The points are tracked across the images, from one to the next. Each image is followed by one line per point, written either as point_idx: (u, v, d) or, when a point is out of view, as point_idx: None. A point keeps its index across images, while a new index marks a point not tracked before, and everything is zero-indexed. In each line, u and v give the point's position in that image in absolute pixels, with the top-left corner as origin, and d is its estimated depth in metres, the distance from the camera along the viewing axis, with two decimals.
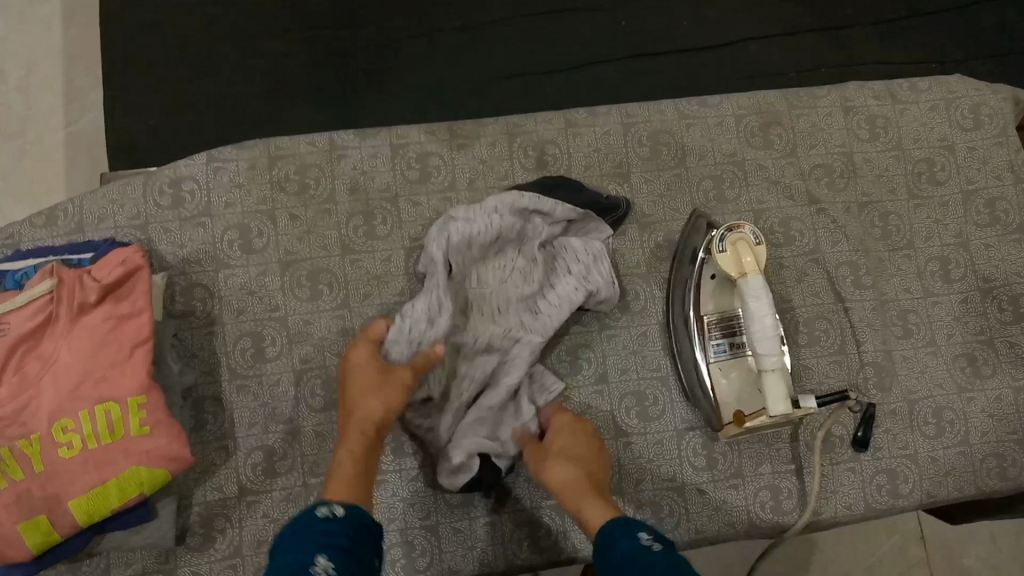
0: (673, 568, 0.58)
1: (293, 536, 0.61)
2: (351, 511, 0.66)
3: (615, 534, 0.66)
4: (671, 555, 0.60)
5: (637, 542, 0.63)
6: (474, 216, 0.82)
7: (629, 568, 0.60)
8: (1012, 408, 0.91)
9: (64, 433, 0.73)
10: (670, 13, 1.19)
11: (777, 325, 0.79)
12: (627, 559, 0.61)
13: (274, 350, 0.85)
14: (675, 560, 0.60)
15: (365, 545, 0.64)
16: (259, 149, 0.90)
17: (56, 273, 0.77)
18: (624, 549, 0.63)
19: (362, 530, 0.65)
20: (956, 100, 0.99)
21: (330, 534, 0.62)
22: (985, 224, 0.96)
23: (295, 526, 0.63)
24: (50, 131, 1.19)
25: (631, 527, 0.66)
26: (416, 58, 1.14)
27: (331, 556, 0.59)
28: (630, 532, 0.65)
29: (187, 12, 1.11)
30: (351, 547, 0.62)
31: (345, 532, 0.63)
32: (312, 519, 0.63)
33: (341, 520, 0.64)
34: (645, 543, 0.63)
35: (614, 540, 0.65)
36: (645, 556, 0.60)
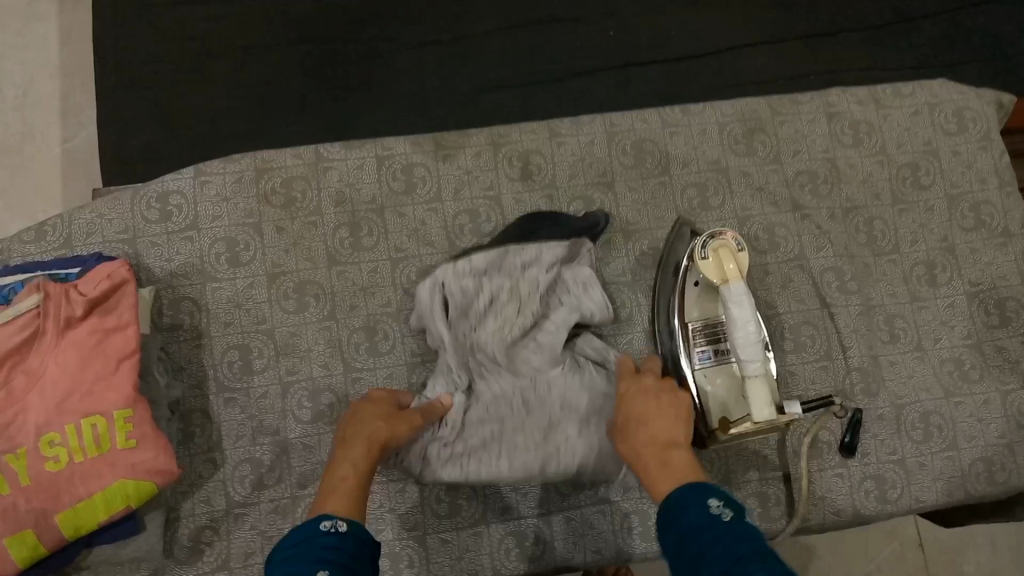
0: (740, 549, 0.54)
1: (293, 550, 0.59)
2: (353, 527, 0.62)
3: (686, 499, 0.62)
4: (739, 529, 0.57)
5: (709, 510, 0.59)
6: (466, 282, 0.83)
7: (698, 541, 0.57)
8: (1000, 412, 0.91)
9: (52, 447, 0.73)
10: (656, 21, 1.19)
11: (760, 330, 0.79)
12: (695, 531, 0.58)
13: (261, 362, 0.86)
14: (745, 537, 0.56)
15: (366, 561, 0.60)
16: (245, 163, 0.91)
17: (42, 288, 0.77)
18: (695, 517, 0.59)
19: (364, 546, 0.61)
20: (939, 105, 0.99)
21: (330, 548, 0.59)
22: (970, 228, 0.96)
23: (295, 540, 0.60)
24: (44, 147, 1.20)
25: (704, 491, 0.62)
26: (404, 69, 1.15)
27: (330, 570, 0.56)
28: (704, 496, 0.61)
29: (177, 28, 1.12)
30: (351, 563, 0.59)
31: (346, 548, 0.60)
32: (313, 533, 0.60)
33: (344, 534, 0.61)
34: (717, 511, 0.59)
35: (685, 506, 0.61)
36: (714, 530, 0.57)
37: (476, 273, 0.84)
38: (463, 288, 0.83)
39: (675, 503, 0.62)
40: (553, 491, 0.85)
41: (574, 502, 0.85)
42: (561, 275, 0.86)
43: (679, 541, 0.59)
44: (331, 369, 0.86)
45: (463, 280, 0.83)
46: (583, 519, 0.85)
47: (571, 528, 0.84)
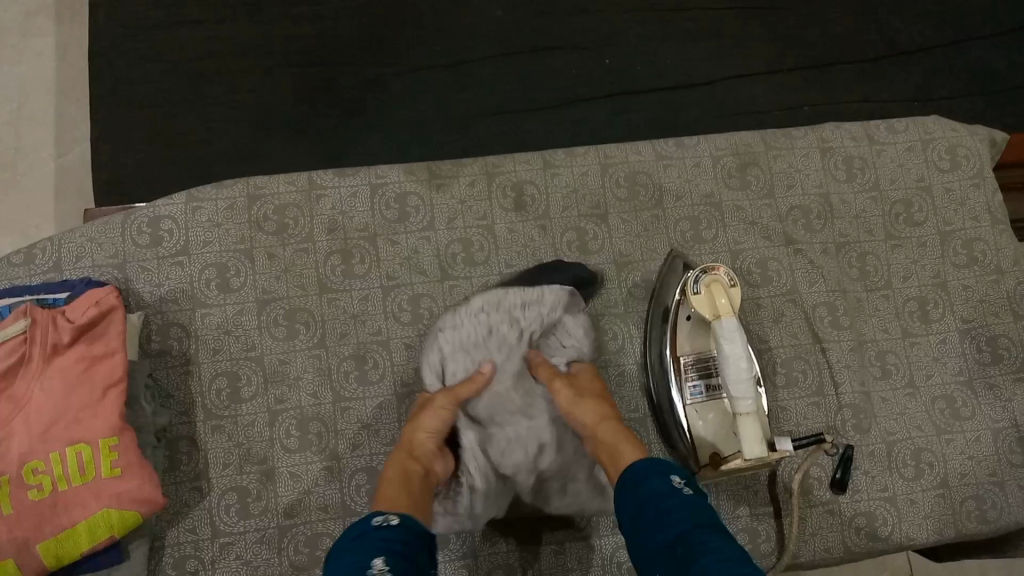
0: (691, 519, 0.58)
1: (352, 543, 0.60)
2: (403, 520, 0.64)
3: (646, 471, 0.66)
4: (700, 504, 0.61)
5: (668, 484, 0.63)
6: (464, 320, 0.85)
7: (654, 510, 0.61)
8: (992, 450, 0.90)
9: (35, 475, 0.72)
10: (652, 51, 1.20)
11: (752, 366, 0.78)
12: (652, 499, 0.62)
13: (250, 390, 0.85)
14: (698, 508, 0.60)
15: (420, 552, 0.62)
16: (238, 189, 0.90)
17: (29, 313, 0.77)
18: (653, 487, 0.63)
19: (417, 538, 0.63)
20: (932, 141, 1.00)
21: (388, 541, 0.60)
22: (963, 265, 0.96)
23: (351, 535, 0.62)
24: (39, 164, 1.20)
25: (663, 467, 0.66)
26: (401, 94, 1.15)
27: (388, 559, 0.58)
28: (663, 471, 0.65)
29: (174, 50, 1.12)
30: (408, 553, 0.61)
31: (401, 539, 0.61)
32: (367, 528, 0.62)
33: (396, 527, 0.63)
34: (675, 485, 0.63)
35: (646, 476, 0.65)
36: (669, 500, 0.61)
37: (472, 311, 0.85)
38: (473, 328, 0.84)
39: (634, 474, 0.66)
40: (542, 524, 0.84)
41: (562, 535, 0.84)
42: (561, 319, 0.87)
43: (637, 508, 0.63)
44: (319, 398, 0.85)
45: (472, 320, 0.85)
46: (571, 552, 0.84)
47: (559, 561, 0.83)
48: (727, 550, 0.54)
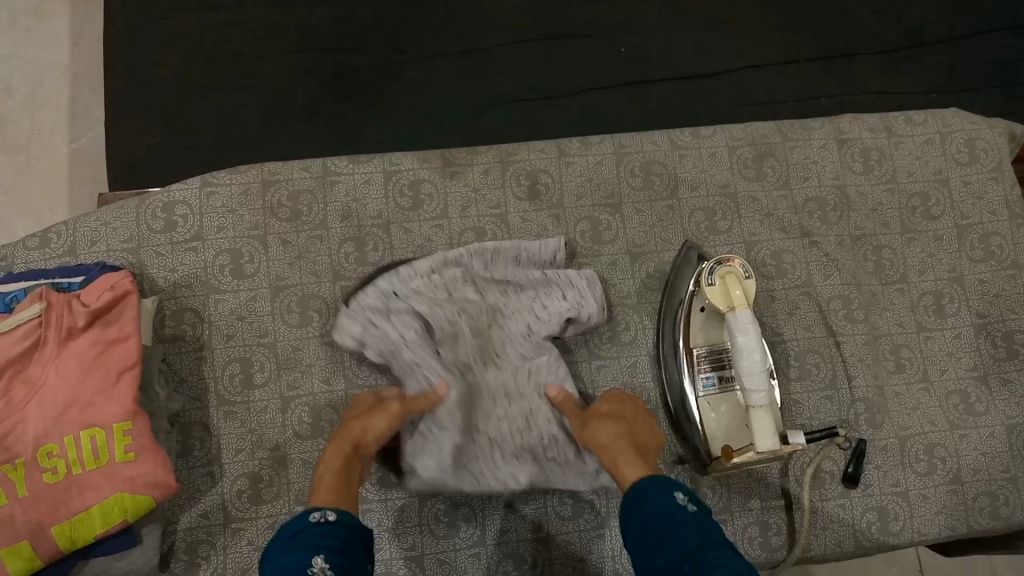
0: (698, 538, 0.57)
1: (289, 541, 0.59)
2: (342, 516, 0.63)
3: (650, 486, 0.65)
4: (703, 520, 0.61)
5: (672, 498, 0.63)
6: (418, 283, 0.84)
7: (661, 527, 0.60)
8: (1005, 446, 0.90)
9: (49, 458, 0.73)
10: (668, 41, 1.19)
11: (765, 359, 0.78)
12: (658, 517, 0.62)
13: (263, 375, 0.85)
14: (704, 526, 0.60)
15: (358, 548, 0.62)
16: (252, 175, 0.90)
17: (45, 296, 0.77)
18: (660, 504, 0.63)
19: (354, 533, 0.63)
20: (951, 134, 0.99)
21: (325, 537, 0.60)
22: (979, 260, 0.95)
23: (289, 530, 0.61)
24: (53, 148, 1.20)
25: (667, 482, 0.66)
26: (415, 81, 1.15)
27: (328, 559, 0.57)
28: (667, 486, 0.65)
29: (189, 35, 1.12)
30: (345, 550, 0.60)
31: (339, 535, 0.61)
32: (305, 524, 0.61)
33: (335, 523, 0.62)
34: (681, 501, 0.63)
35: (651, 492, 0.65)
36: (676, 518, 0.60)
37: (423, 274, 0.85)
38: (416, 287, 0.84)
39: (640, 490, 0.66)
40: (552, 514, 0.84)
41: (573, 527, 0.84)
42: (514, 281, 0.87)
43: (640, 523, 0.63)
44: (332, 385, 0.85)
45: (410, 283, 0.84)
46: (580, 542, 0.84)
47: (569, 552, 0.83)
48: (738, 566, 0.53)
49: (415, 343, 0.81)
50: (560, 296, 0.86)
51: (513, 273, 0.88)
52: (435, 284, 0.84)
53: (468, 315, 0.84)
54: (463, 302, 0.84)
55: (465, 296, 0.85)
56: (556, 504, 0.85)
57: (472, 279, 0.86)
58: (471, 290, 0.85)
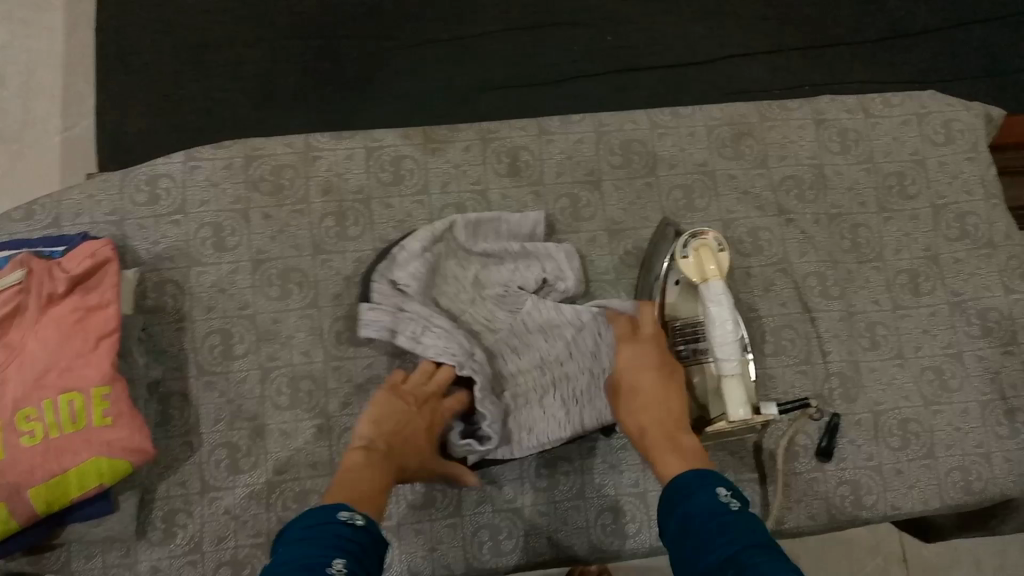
0: (744, 538, 0.56)
1: (310, 533, 0.58)
2: (369, 523, 0.62)
3: (693, 485, 0.64)
4: (747, 520, 0.58)
5: (716, 498, 0.61)
6: (413, 267, 0.83)
7: (704, 526, 0.59)
8: (979, 422, 0.90)
9: (27, 422, 0.74)
10: (652, 28, 1.20)
11: (738, 329, 0.79)
12: (701, 517, 0.60)
13: (242, 347, 0.86)
14: (750, 527, 0.58)
15: (374, 557, 0.60)
16: (235, 150, 0.92)
17: (26, 264, 0.78)
18: (701, 503, 0.61)
19: (375, 544, 0.61)
20: (928, 115, 1.00)
21: (346, 539, 0.58)
22: (954, 238, 0.96)
23: (314, 522, 0.60)
24: (46, 134, 1.21)
25: (710, 480, 0.64)
26: (402, 66, 1.16)
27: (346, 561, 0.56)
28: (710, 485, 0.63)
29: (179, 20, 1.14)
30: (362, 556, 0.58)
31: (360, 541, 0.59)
32: (332, 520, 0.60)
33: (360, 530, 0.60)
34: (722, 499, 0.61)
35: (693, 490, 0.63)
36: (721, 517, 0.58)
37: (418, 257, 0.84)
38: (412, 273, 0.83)
39: (680, 487, 0.64)
40: (528, 486, 0.85)
41: (549, 499, 0.85)
42: (495, 253, 0.88)
43: (682, 525, 0.61)
44: (311, 356, 0.86)
45: (407, 267, 0.83)
46: (556, 514, 0.84)
47: (545, 523, 0.84)
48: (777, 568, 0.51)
49: (442, 329, 0.82)
50: (539, 269, 0.88)
51: (493, 246, 0.88)
52: (429, 266, 0.84)
53: (451, 294, 0.87)
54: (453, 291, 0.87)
55: (447, 273, 0.87)
56: (531, 475, 0.85)
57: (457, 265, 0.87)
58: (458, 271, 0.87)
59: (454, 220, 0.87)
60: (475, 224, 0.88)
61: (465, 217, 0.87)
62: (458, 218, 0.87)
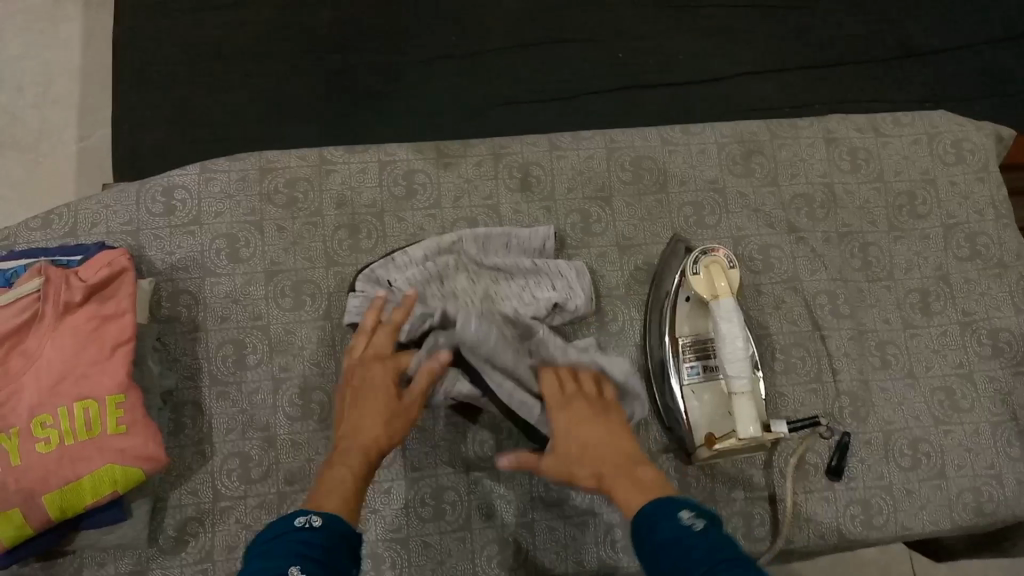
0: (713, 555, 0.53)
1: (267, 547, 0.56)
2: (328, 521, 0.60)
3: (659, 512, 0.61)
4: (718, 536, 0.56)
5: (682, 522, 0.58)
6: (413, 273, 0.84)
7: (672, 550, 0.56)
8: (990, 442, 0.90)
9: (43, 429, 0.74)
10: (663, 45, 1.21)
11: (748, 347, 0.80)
12: (669, 542, 0.57)
13: (255, 357, 0.87)
14: (720, 544, 0.55)
15: (341, 556, 0.58)
16: (250, 162, 0.93)
17: (44, 272, 0.79)
18: (668, 532, 0.58)
19: (340, 541, 0.59)
20: (938, 135, 1.01)
21: (304, 543, 0.56)
22: (965, 258, 0.96)
23: (270, 535, 0.58)
24: (63, 144, 1.22)
25: (676, 505, 0.62)
26: (415, 81, 1.17)
27: (306, 566, 0.54)
28: (676, 509, 0.61)
29: (195, 33, 1.15)
30: (327, 558, 0.56)
31: (319, 541, 0.57)
32: (287, 529, 0.58)
33: (318, 530, 0.58)
34: (686, 523, 0.58)
35: (658, 520, 0.60)
36: (689, 538, 0.56)
37: (417, 264, 0.86)
38: (410, 279, 0.84)
39: (645, 522, 0.61)
40: (537, 500, 0.85)
41: (559, 513, 0.85)
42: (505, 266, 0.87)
43: (653, 553, 0.58)
44: (323, 367, 0.87)
45: (404, 272, 0.85)
46: (565, 529, 0.85)
47: (554, 537, 0.84)
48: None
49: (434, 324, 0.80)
50: (548, 287, 0.87)
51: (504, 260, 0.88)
52: (428, 273, 0.84)
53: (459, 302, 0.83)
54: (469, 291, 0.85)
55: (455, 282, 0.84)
56: (541, 489, 0.86)
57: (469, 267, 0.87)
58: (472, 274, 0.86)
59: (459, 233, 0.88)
60: (488, 239, 0.89)
61: (473, 232, 0.89)
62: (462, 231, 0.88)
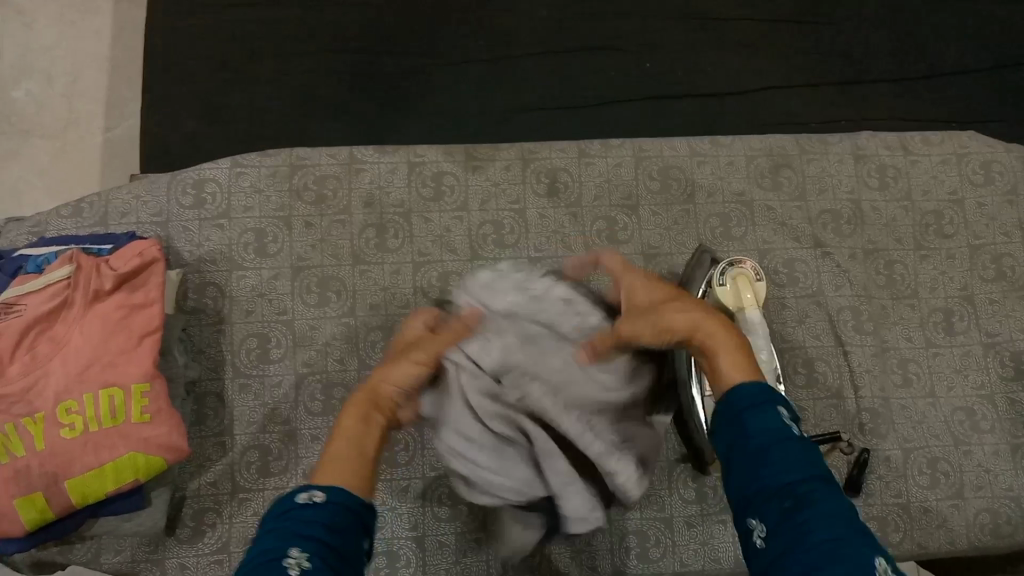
0: (808, 470, 0.50)
1: (270, 526, 0.53)
2: (333, 496, 0.56)
3: (749, 399, 0.54)
4: (812, 446, 0.52)
5: (778, 416, 0.53)
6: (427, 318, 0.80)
7: (761, 444, 0.51)
8: (1010, 465, 0.90)
9: (68, 415, 0.75)
10: (691, 57, 1.21)
11: (772, 359, 0.80)
12: (762, 434, 0.52)
13: (279, 351, 0.87)
14: (815, 456, 0.51)
15: (349, 535, 0.54)
16: (281, 158, 0.93)
17: (75, 260, 0.80)
18: (759, 424, 0.52)
19: (347, 514, 0.55)
20: (967, 155, 1.00)
21: (310, 523, 0.53)
22: (990, 280, 0.96)
23: (274, 513, 0.54)
24: (90, 134, 1.23)
25: (770, 391, 0.55)
26: (443, 84, 1.18)
27: (310, 550, 0.50)
28: (770, 399, 0.54)
29: (228, 29, 1.16)
30: (332, 538, 0.53)
31: (326, 520, 0.53)
32: (290, 507, 0.54)
33: (322, 506, 0.54)
34: (784, 420, 0.53)
35: (745, 407, 0.54)
36: (783, 441, 0.51)
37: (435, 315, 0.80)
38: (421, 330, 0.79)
39: (731, 400, 0.55)
40: None
41: None
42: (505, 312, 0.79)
43: (736, 438, 0.53)
44: (345, 364, 0.87)
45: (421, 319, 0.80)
46: (582, 534, 0.84)
47: (569, 542, 0.84)
48: (838, 531, 0.45)
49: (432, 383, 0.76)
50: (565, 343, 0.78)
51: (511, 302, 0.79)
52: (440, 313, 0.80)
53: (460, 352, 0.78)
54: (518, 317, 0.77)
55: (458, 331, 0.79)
56: None
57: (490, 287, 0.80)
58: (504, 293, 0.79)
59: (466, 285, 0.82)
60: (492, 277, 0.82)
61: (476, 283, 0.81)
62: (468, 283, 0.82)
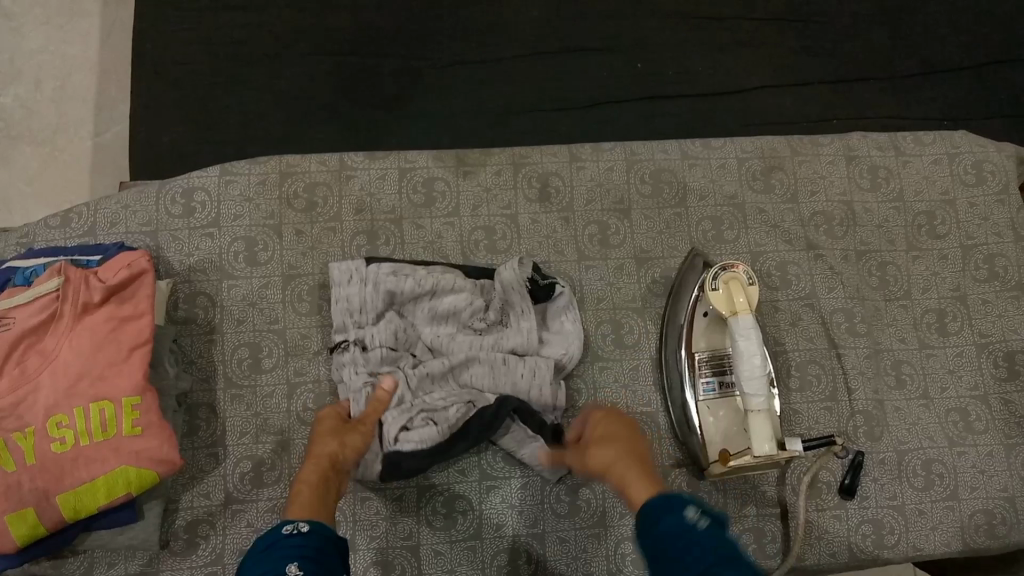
0: (716, 554, 0.54)
1: (262, 554, 0.58)
2: (314, 526, 0.62)
3: (663, 508, 0.61)
4: (719, 538, 0.56)
5: (685, 518, 0.59)
6: (357, 317, 0.84)
7: (676, 546, 0.56)
8: (1004, 465, 0.90)
9: (59, 429, 0.74)
10: (683, 57, 1.20)
11: (766, 364, 0.79)
12: (673, 538, 0.57)
13: (270, 361, 0.87)
14: (723, 547, 0.55)
15: (332, 558, 0.60)
16: (270, 166, 0.93)
17: (63, 272, 0.80)
18: (670, 525, 0.59)
19: (327, 541, 0.61)
20: (958, 155, 1.00)
21: (297, 546, 0.58)
22: (983, 280, 0.96)
23: (262, 544, 0.59)
24: (78, 140, 1.22)
25: (678, 501, 0.62)
26: (433, 87, 1.17)
27: (303, 566, 0.56)
28: (679, 505, 0.61)
29: (216, 33, 1.15)
30: (319, 557, 0.59)
31: (312, 544, 0.59)
32: (278, 537, 0.60)
33: (308, 534, 0.61)
34: (692, 520, 0.59)
35: (660, 515, 0.61)
36: (692, 535, 0.56)
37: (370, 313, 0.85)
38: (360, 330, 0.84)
39: (648, 511, 0.62)
40: (549, 512, 0.85)
41: (569, 525, 0.85)
42: (437, 305, 0.86)
43: (656, 545, 0.59)
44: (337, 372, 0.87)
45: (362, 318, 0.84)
46: (577, 541, 0.84)
47: (565, 550, 0.84)
48: None
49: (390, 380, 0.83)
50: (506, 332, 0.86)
51: (439, 304, 0.86)
52: (371, 305, 0.84)
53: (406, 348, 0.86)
54: (368, 302, 0.84)
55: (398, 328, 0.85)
56: (553, 501, 0.85)
57: (339, 298, 0.85)
58: (349, 291, 0.85)
59: (383, 271, 0.85)
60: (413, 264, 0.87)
61: (392, 266, 0.86)
62: (393, 266, 0.86)
